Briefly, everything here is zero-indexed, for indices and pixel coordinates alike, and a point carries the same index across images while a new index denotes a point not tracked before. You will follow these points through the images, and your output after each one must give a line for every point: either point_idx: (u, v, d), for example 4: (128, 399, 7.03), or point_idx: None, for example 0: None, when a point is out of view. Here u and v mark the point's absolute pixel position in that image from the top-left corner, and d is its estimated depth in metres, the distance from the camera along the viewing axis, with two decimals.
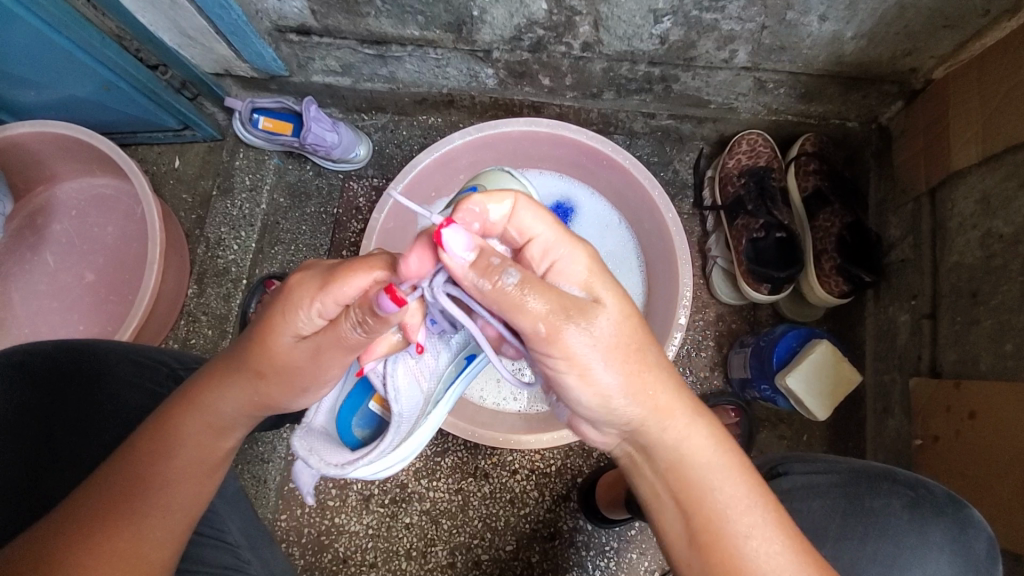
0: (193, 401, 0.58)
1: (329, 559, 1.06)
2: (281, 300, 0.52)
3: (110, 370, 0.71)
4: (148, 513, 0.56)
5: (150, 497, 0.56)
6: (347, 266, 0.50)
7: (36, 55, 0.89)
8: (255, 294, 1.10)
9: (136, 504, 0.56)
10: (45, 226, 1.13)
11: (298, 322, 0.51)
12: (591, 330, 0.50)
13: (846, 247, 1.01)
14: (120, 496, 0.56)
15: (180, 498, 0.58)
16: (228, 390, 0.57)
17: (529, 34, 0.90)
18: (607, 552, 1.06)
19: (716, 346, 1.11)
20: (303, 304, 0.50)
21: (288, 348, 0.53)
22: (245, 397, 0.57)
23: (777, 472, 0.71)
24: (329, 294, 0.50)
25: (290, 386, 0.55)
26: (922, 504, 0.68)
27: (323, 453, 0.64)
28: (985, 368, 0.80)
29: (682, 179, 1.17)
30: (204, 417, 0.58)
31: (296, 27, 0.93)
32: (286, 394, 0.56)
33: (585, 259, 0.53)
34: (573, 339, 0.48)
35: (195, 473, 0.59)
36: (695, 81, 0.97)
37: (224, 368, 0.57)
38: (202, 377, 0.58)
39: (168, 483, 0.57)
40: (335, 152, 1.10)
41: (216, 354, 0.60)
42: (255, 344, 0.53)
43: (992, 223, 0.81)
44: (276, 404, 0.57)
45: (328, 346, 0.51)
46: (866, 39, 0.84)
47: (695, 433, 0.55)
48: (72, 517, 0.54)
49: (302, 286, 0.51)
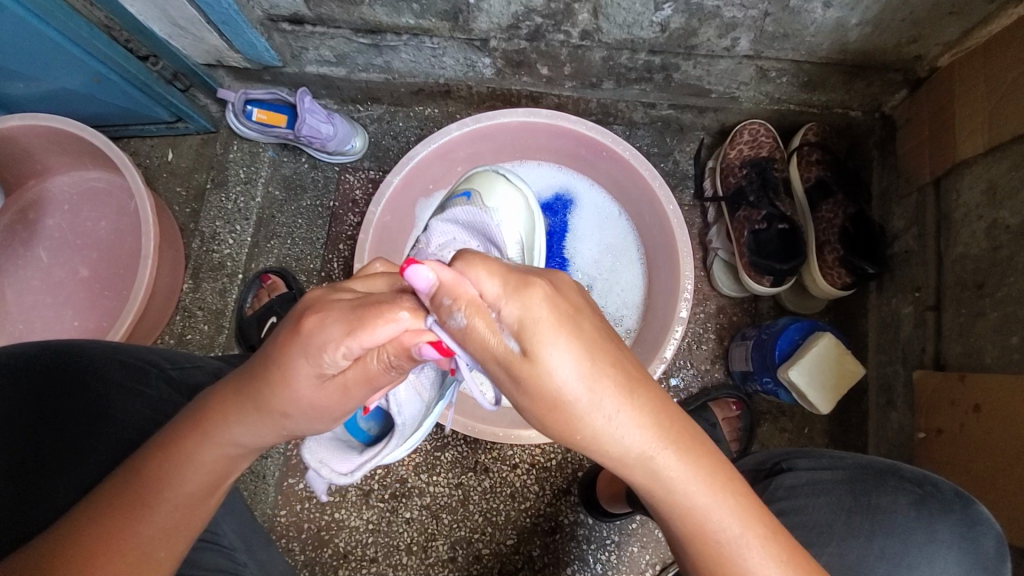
0: (205, 430, 0.53)
1: (330, 555, 1.05)
2: (301, 335, 0.46)
3: (97, 370, 0.68)
4: (154, 538, 0.52)
5: (157, 519, 0.53)
6: (374, 309, 0.45)
7: (24, 48, 0.86)
8: (251, 289, 1.10)
9: (144, 525, 0.52)
10: (37, 221, 1.11)
11: (321, 359, 0.46)
12: (560, 348, 0.40)
13: (849, 238, 0.99)
14: (125, 518, 0.52)
15: (186, 519, 0.54)
16: (255, 423, 0.52)
17: (526, 22, 0.88)
18: (608, 545, 1.06)
19: (717, 339, 1.10)
20: (328, 347, 0.46)
21: (316, 385, 0.48)
22: (272, 429, 0.53)
23: (782, 468, 0.71)
24: (355, 338, 0.45)
25: (317, 418, 0.52)
26: (927, 500, 0.67)
27: (332, 462, 0.63)
28: (990, 361, 0.79)
29: (683, 170, 1.16)
30: (220, 445, 0.54)
31: (289, 16, 0.91)
32: (312, 424, 0.53)
33: (564, 287, 0.44)
34: (539, 315, 0.40)
35: (198, 496, 0.55)
36: (696, 69, 0.95)
37: (241, 401, 0.52)
38: (217, 402, 0.53)
39: (176, 507, 0.53)
40: (330, 144, 1.09)
41: (219, 380, 0.55)
42: (276, 380, 0.49)
43: (998, 214, 0.79)
44: (300, 437, 0.54)
45: (353, 380, 0.48)
46: (871, 26, 0.82)
47: (632, 409, 0.43)
48: (77, 545, 0.49)
49: (326, 323, 0.46)
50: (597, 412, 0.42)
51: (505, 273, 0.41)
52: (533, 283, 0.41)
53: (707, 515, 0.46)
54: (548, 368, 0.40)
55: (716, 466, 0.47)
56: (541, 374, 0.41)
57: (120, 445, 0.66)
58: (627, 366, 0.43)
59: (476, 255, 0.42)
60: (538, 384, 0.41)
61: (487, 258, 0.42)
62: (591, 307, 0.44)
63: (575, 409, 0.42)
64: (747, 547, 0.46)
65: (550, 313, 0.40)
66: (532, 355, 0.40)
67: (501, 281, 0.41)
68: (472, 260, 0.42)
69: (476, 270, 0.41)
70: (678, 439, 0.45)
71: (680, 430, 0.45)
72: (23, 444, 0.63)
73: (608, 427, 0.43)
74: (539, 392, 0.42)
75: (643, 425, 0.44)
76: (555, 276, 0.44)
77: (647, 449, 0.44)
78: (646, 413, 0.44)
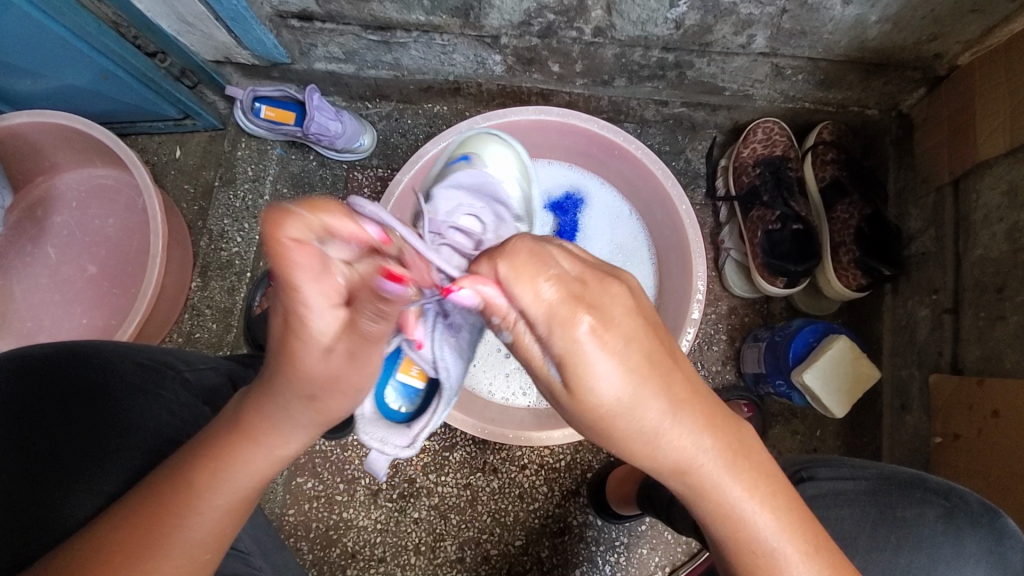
0: (246, 437, 0.50)
1: (338, 554, 1.05)
2: (284, 313, 0.39)
3: (113, 371, 0.66)
4: (202, 539, 0.50)
5: (203, 524, 0.50)
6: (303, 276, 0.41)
7: (32, 44, 0.86)
8: (261, 286, 1.08)
9: (188, 530, 0.49)
10: (45, 218, 1.11)
11: (312, 337, 0.40)
12: (604, 377, 0.41)
13: (863, 239, 0.98)
14: (170, 526, 0.48)
15: (233, 520, 0.52)
16: (285, 418, 0.49)
17: (538, 19, 0.86)
18: (617, 547, 1.05)
19: (729, 340, 1.09)
20: (307, 321, 0.40)
21: (323, 358, 0.43)
22: (306, 417, 0.49)
23: (801, 478, 0.69)
24: (321, 305, 0.40)
25: (347, 395, 0.47)
26: (954, 514, 0.66)
27: (394, 437, 0.64)
28: (1010, 365, 0.78)
29: (694, 168, 1.14)
30: (266, 449, 0.50)
31: (298, 12, 0.90)
32: (348, 403, 0.49)
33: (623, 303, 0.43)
34: (585, 337, 0.41)
35: (243, 501, 0.52)
36: (710, 67, 0.94)
37: (275, 402, 0.48)
38: (252, 413, 0.49)
39: (221, 511, 0.50)
40: (339, 141, 1.08)
41: (252, 384, 0.50)
42: (287, 366, 0.44)
43: (1019, 216, 0.78)
44: (339, 416, 0.50)
45: (354, 346, 0.42)
46: (890, 23, 0.80)
47: (673, 428, 0.44)
48: (122, 552, 0.46)
49: (294, 289, 0.37)
50: (630, 425, 0.43)
51: (552, 294, 0.40)
52: (581, 305, 0.41)
53: (755, 527, 0.45)
54: (586, 384, 0.42)
55: (767, 480, 0.46)
56: (582, 388, 0.42)
57: (142, 453, 0.63)
58: (673, 382, 0.44)
59: (529, 265, 0.41)
60: (581, 399, 0.43)
61: (540, 264, 0.41)
62: (644, 324, 0.44)
63: (611, 422, 0.44)
64: (786, 558, 0.44)
65: (593, 337, 0.41)
66: (579, 384, 0.42)
67: (547, 306, 0.40)
68: (519, 268, 0.41)
69: (523, 283, 0.40)
70: (724, 446, 0.45)
71: (726, 444, 0.45)
72: (39, 449, 0.62)
73: (649, 439, 0.44)
74: (589, 413, 0.44)
75: (686, 439, 0.44)
76: (609, 290, 0.42)
77: (685, 462, 0.45)
78: (688, 427, 0.44)
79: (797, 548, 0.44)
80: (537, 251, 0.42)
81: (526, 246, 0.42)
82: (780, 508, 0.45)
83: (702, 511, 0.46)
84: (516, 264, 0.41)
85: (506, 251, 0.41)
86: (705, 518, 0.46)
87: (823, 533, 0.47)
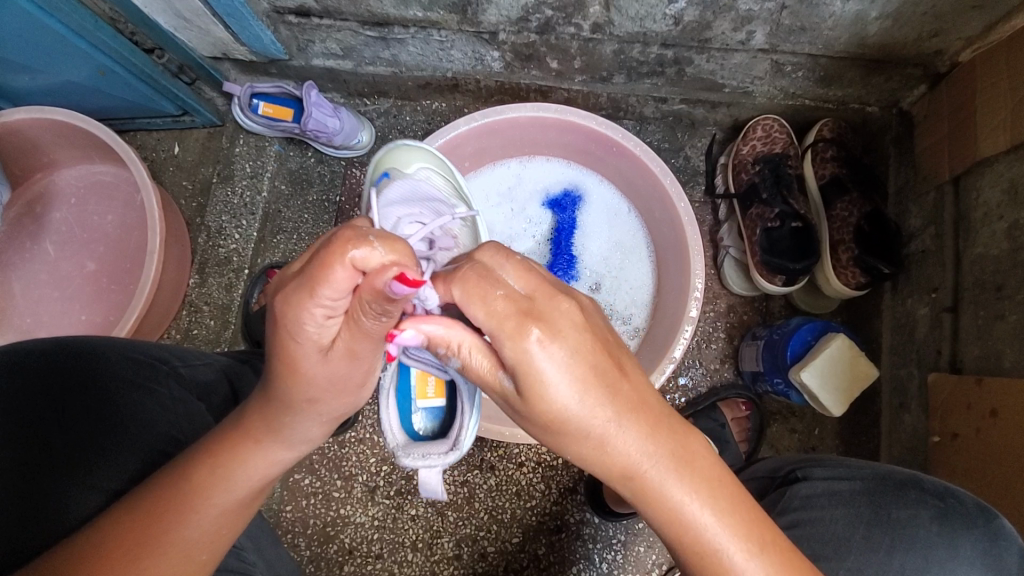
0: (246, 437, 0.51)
1: (335, 550, 1.05)
2: (281, 326, 0.43)
3: (108, 367, 0.66)
4: (199, 538, 0.50)
5: (201, 523, 0.50)
6: (317, 258, 0.40)
7: (28, 40, 0.85)
8: (256, 286, 1.10)
9: (187, 529, 0.49)
10: (44, 214, 1.11)
11: (313, 337, 0.43)
12: (552, 388, 0.42)
13: (864, 238, 0.98)
14: (169, 524, 0.48)
15: (231, 522, 0.52)
16: (292, 426, 0.51)
17: (536, 15, 0.86)
18: (614, 544, 1.05)
19: (727, 338, 1.09)
20: (308, 318, 0.42)
21: (323, 361, 0.46)
22: (310, 425, 0.52)
23: (797, 478, 0.71)
24: (320, 296, 0.40)
25: (347, 395, 0.50)
26: (950, 515, 0.65)
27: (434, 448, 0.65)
28: (1009, 364, 0.77)
29: (694, 166, 1.14)
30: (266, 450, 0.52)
31: (295, 8, 0.89)
32: (345, 401, 0.51)
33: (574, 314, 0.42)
34: (533, 349, 0.41)
35: (244, 501, 0.53)
36: (709, 63, 0.93)
37: (276, 405, 0.50)
38: (254, 414, 0.51)
39: (221, 512, 0.51)
40: (337, 138, 1.07)
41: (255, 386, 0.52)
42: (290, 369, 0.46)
43: (1020, 214, 0.77)
44: (337, 414, 0.52)
45: (353, 341, 0.44)
46: (891, 20, 0.80)
47: (622, 435, 0.43)
48: (120, 548, 0.46)
49: (291, 301, 0.41)
50: (579, 432, 0.43)
51: (500, 310, 0.41)
52: (529, 318, 0.41)
53: (699, 533, 0.44)
54: (535, 394, 0.42)
55: (715, 489, 0.45)
56: (532, 397, 0.43)
57: (139, 446, 0.63)
58: (621, 391, 0.43)
59: (474, 287, 0.41)
60: (532, 406, 0.44)
61: (486, 285, 0.41)
62: (595, 336, 0.43)
63: (560, 429, 0.44)
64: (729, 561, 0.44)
65: (542, 349, 0.41)
66: (529, 392, 0.42)
67: (496, 319, 0.41)
68: (467, 293, 0.42)
69: (470, 306, 0.42)
70: (672, 457, 0.44)
71: (673, 453, 0.44)
72: (33, 446, 0.61)
73: (594, 445, 0.44)
74: (539, 419, 0.44)
75: (631, 447, 0.44)
76: (559, 301, 0.42)
77: (631, 467, 0.44)
78: (635, 436, 0.44)
79: (744, 550, 0.44)
80: (485, 274, 0.42)
81: (474, 269, 0.42)
82: (728, 503, 0.45)
83: (652, 515, 0.46)
84: (465, 288, 0.42)
85: (457, 276, 0.42)
86: (655, 522, 0.46)
87: (773, 535, 0.46)
